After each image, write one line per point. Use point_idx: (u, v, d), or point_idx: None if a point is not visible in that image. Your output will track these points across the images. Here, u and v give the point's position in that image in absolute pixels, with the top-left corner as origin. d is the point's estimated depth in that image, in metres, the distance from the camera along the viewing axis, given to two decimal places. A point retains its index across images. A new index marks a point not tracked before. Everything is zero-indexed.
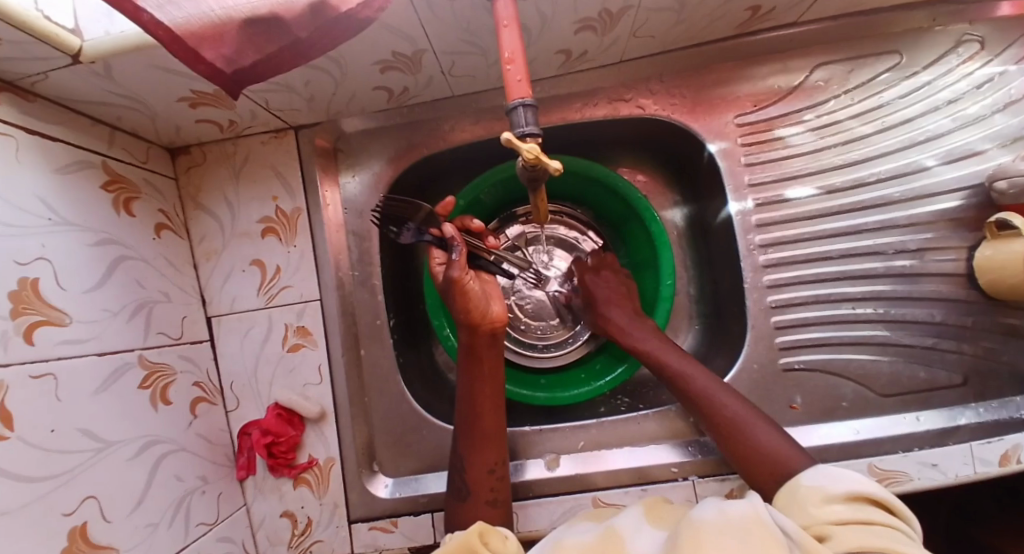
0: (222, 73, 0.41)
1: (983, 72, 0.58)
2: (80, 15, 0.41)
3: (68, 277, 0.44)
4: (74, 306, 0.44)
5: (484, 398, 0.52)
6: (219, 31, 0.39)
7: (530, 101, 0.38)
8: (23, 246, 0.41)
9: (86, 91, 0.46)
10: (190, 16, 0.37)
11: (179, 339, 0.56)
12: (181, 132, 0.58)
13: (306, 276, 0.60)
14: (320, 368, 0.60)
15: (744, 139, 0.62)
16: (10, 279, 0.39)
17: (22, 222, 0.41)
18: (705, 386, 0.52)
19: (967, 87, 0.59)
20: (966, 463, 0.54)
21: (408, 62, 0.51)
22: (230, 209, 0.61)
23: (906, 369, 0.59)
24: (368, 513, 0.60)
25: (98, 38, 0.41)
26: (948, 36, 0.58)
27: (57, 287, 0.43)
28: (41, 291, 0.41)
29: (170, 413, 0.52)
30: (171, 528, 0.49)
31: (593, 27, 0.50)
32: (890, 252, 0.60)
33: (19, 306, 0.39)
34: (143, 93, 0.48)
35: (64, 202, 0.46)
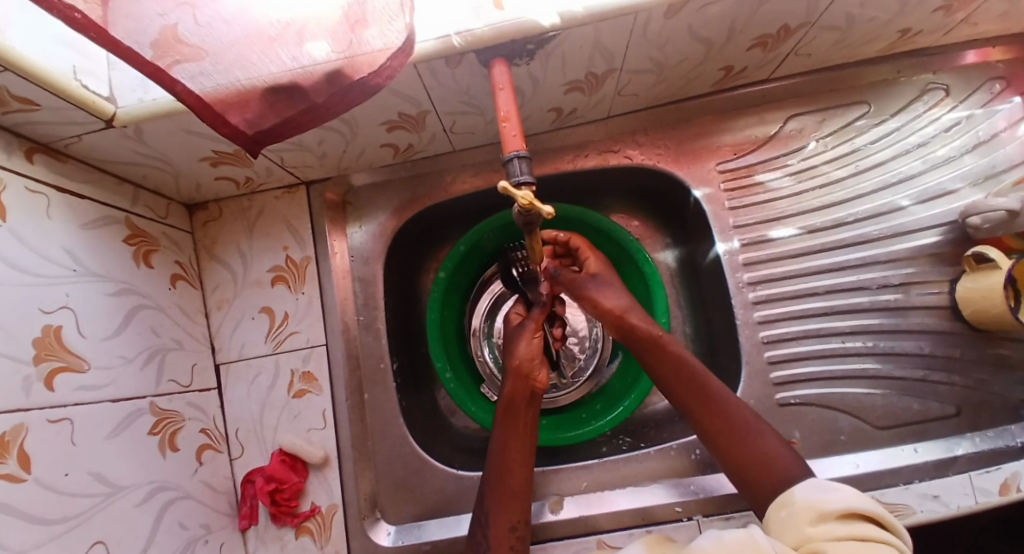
0: (244, 134, 0.45)
1: (950, 117, 0.63)
2: (116, 87, 0.45)
3: (88, 324, 0.47)
4: (92, 351, 0.46)
5: (518, 449, 0.52)
6: (244, 99, 0.43)
7: (524, 153, 0.41)
8: (50, 295, 0.43)
9: (118, 152, 0.50)
10: (218, 85, 0.42)
11: (189, 385, 0.57)
12: (201, 189, 0.62)
13: (313, 322, 0.63)
14: (324, 413, 0.61)
15: (727, 185, 0.66)
16: (35, 326, 0.41)
17: (50, 272, 0.44)
18: (707, 382, 0.51)
19: (934, 132, 0.64)
20: (966, 494, 0.54)
21: (413, 122, 0.56)
22: (243, 260, 0.64)
23: (901, 401, 0.60)
24: None
25: (131, 106, 0.45)
26: (913, 86, 0.64)
27: (78, 335, 0.45)
28: (63, 338, 0.44)
29: (176, 459, 0.52)
30: None
31: (580, 88, 0.55)
32: (874, 287, 0.62)
33: (42, 353, 0.41)
34: (169, 153, 0.52)
35: (89, 254, 0.49)
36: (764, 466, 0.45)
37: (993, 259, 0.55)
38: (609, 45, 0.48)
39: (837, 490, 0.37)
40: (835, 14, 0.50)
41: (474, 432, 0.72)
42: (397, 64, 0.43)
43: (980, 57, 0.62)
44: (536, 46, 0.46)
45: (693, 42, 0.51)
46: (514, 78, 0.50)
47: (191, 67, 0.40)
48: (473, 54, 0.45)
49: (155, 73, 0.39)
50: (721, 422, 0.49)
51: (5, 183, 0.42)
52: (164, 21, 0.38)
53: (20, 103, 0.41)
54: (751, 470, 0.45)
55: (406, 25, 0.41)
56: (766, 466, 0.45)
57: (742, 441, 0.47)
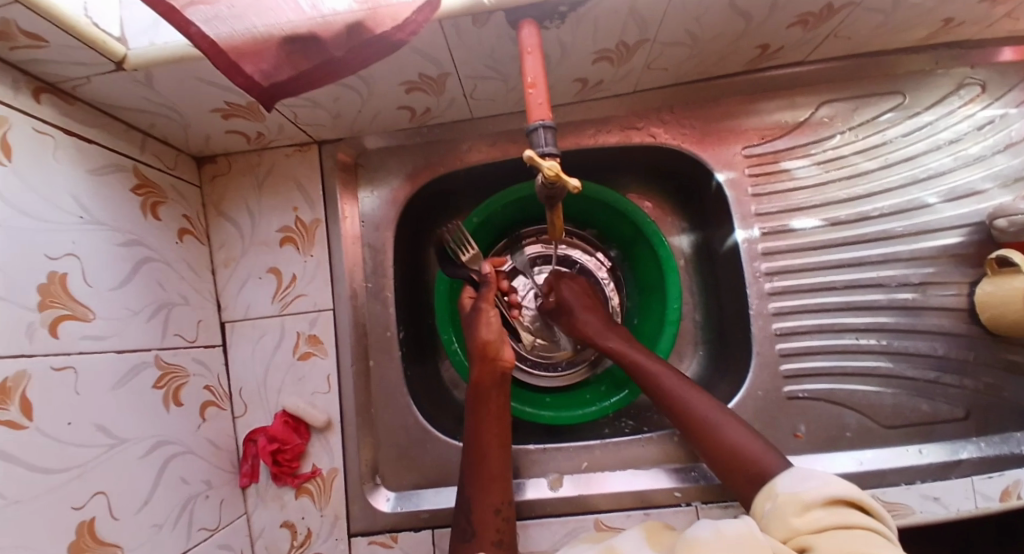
0: (258, 86, 0.43)
1: (984, 115, 0.61)
2: (127, 27, 0.43)
3: (94, 274, 0.46)
4: (97, 302, 0.45)
5: (490, 434, 0.52)
6: (259, 48, 0.41)
7: (549, 123, 0.40)
8: (55, 242, 0.42)
9: (125, 97, 0.48)
10: (233, 32, 0.40)
11: (194, 341, 0.57)
12: (210, 142, 0.60)
13: (320, 285, 0.62)
14: (328, 378, 0.61)
15: (751, 171, 0.64)
16: (40, 273, 0.40)
17: (56, 218, 0.43)
18: (668, 384, 0.53)
19: (968, 128, 0.61)
20: (967, 497, 0.55)
21: (432, 84, 0.54)
22: (251, 218, 0.63)
23: (910, 401, 0.59)
24: (368, 526, 0.60)
25: (142, 48, 0.43)
26: (947, 79, 0.61)
27: (84, 284, 0.44)
28: (68, 286, 0.43)
29: (180, 415, 0.52)
30: (174, 530, 0.49)
31: (609, 58, 0.53)
32: (893, 284, 0.61)
33: (46, 300, 0.41)
34: (180, 102, 0.50)
35: (95, 201, 0.47)
36: (737, 457, 0.46)
37: (1016, 263, 0.53)
38: (644, 12, 0.45)
39: (816, 478, 0.37)
40: None
41: None
42: (423, 18, 0.41)
43: (1015, 56, 0.60)
44: (569, 8, 0.43)
45: (733, 15, 0.48)
46: (541, 43, 0.48)
47: (206, 11, 0.39)
48: (502, 12, 0.43)
49: (168, 13, 0.37)
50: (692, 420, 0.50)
51: (11, 123, 0.41)
52: None
53: (28, 38, 0.39)
54: (732, 467, 0.46)
55: None
56: (741, 461, 0.45)
57: (713, 437, 0.48)
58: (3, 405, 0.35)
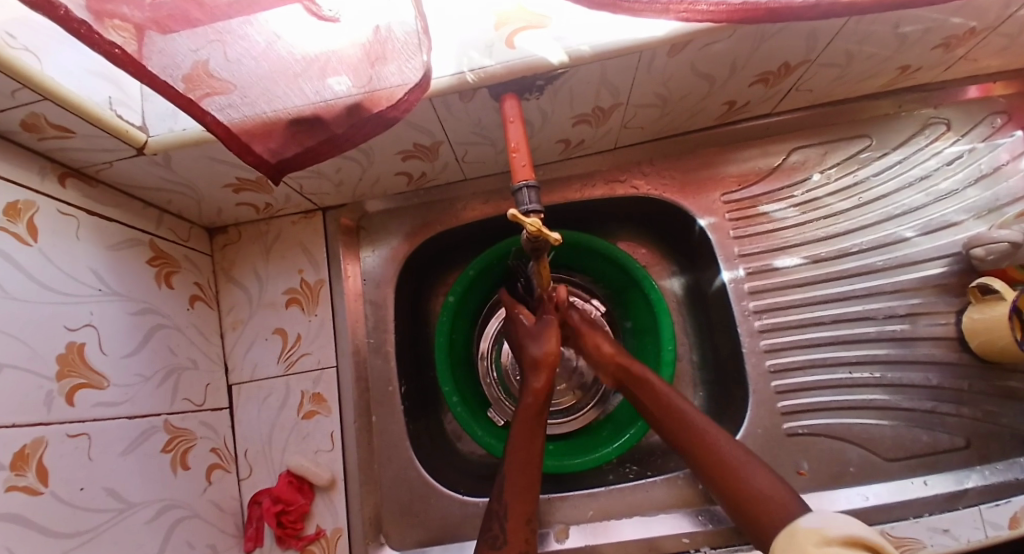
0: (267, 162, 0.48)
1: (952, 150, 0.64)
2: (148, 116, 0.48)
3: (110, 342, 0.48)
4: (112, 370, 0.48)
5: (523, 491, 0.51)
6: (268, 129, 0.46)
7: (533, 183, 0.43)
8: (75, 313, 0.45)
9: (144, 178, 0.53)
10: (245, 116, 0.45)
11: (201, 405, 0.59)
12: (222, 214, 0.65)
13: (324, 343, 0.64)
14: (332, 435, 0.62)
15: (732, 215, 0.67)
16: (60, 343, 0.43)
17: (74, 290, 0.46)
18: (698, 423, 0.51)
19: (937, 165, 0.65)
20: (977, 527, 0.53)
21: (426, 151, 0.58)
22: (258, 281, 0.66)
23: (910, 433, 0.59)
24: None
25: (162, 134, 0.48)
26: (914, 120, 0.65)
27: (100, 353, 0.47)
28: (86, 355, 0.45)
29: (187, 478, 0.53)
30: None
31: (588, 121, 0.58)
32: (880, 317, 0.62)
33: (65, 369, 0.43)
34: (195, 180, 0.55)
35: (113, 275, 0.51)
36: (764, 501, 0.44)
37: (998, 290, 0.55)
38: (614, 80, 0.50)
39: (842, 519, 0.36)
40: (834, 51, 0.52)
41: (480, 457, 0.71)
42: (413, 98, 0.45)
43: (982, 92, 0.64)
44: (545, 82, 0.48)
45: (696, 78, 0.53)
46: (523, 112, 0.53)
47: (221, 100, 0.43)
48: (486, 89, 0.47)
49: (188, 106, 0.41)
50: (712, 457, 0.49)
51: (38, 206, 0.45)
52: (196, 57, 0.40)
53: (56, 131, 0.43)
54: (750, 507, 0.44)
55: (423, 63, 0.44)
56: (765, 502, 0.43)
57: (732, 473, 0.47)
58: (21, 471, 0.37)
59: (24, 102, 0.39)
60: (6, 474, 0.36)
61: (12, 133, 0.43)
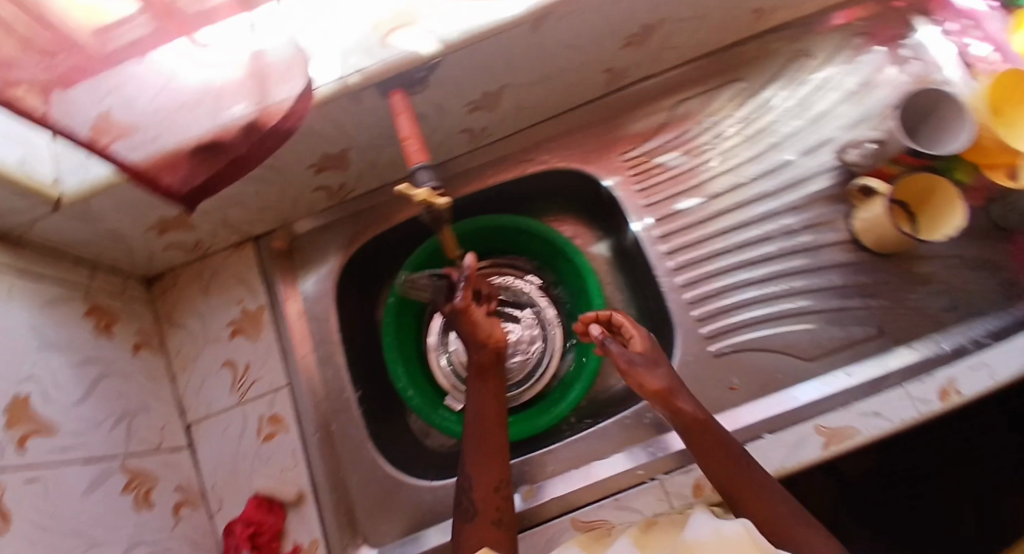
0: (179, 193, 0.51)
1: (818, 76, 0.71)
2: (63, 170, 0.50)
3: (56, 391, 0.49)
4: (62, 419, 0.48)
5: (493, 439, 0.54)
6: (173, 161, 0.49)
7: (427, 163, 0.47)
8: (15, 366, 0.46)
9: (72, 233, 0.55)
10: (147, 153, 0.47)
11: (161, 444, 0.59)
12: (154, 261, 0.66)
13: (271, 366, 0.65)
14: (294, 451, 0.63)
15: (633, 173, 0.72)
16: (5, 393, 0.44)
17: (14, 347, 0.46)
18: (723, 437, 0.48)
19: (807, 90, 0.71)
20: (904, 403, 0.57)
21: (338, 161, 0.62)
22: (201, 319, 0.68)
23: (825, 332, 0.64)
24: None
25: (76, 185, 0.50)
26: (782, 56, 0.72)
27: (46, 400, 0.47)
28: (32, 404, 0.46)
29: (153, 517, 0.53)
30: None
31: (481, 107, 0.62)
32: (778, 235, 0.68)
33: (14, 418, 0.43)
34: (122, 228, 0.57)
35: (52, 329, 0.52)
36: (776, 525, 0.42)
37: (875, 188, 0.61)
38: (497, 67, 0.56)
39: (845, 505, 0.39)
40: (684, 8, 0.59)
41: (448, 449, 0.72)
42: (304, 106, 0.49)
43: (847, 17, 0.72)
44: (426, 74, 0.52)
45: (566, 51, 0.58)
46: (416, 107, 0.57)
47: (125, 143, 0.45)
48: (373, 87, 0.51)
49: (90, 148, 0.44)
50: (735, 477, 0.46)
51: None
52: (100, 107, 0.42)
53: None
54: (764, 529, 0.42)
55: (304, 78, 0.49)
56: (786, 529, 0.41)
57: (758, 495, 0.44)
58: None
59: None
60: None
61: None
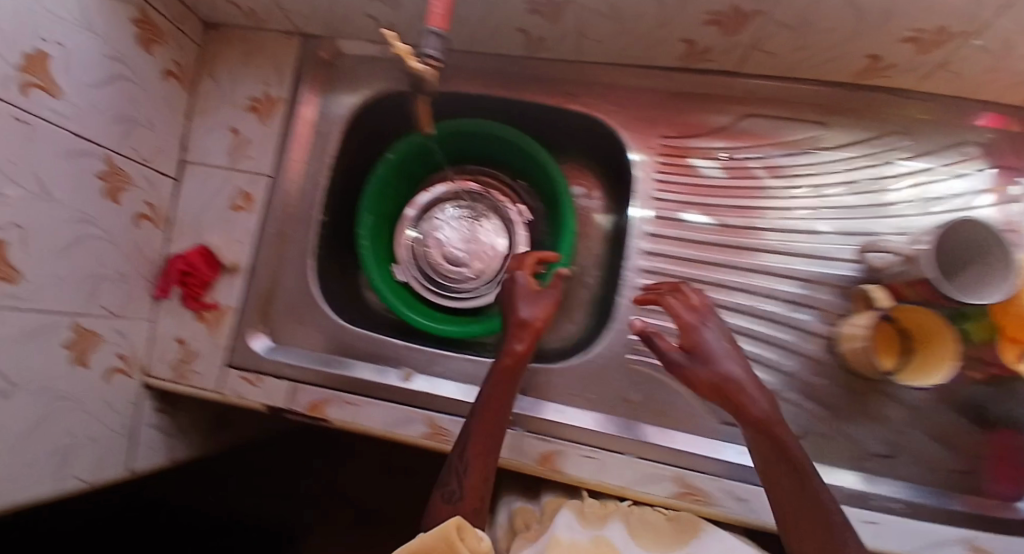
0: None
1: (914, 167, 0.64)
2: None
3: (79, 63, 0.55)
4: (45, 223, 0.53)
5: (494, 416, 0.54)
6: None
7: (438, 31, 0.47)
8: (52, 27, 0.51)
9: None
10: None
11: (148, 160, 0.66)
12: (220, 11, 0.69)
13: (267, 151, 0.71)
14: (247, 231, 0.70)
15: (662, 157, 0.67)
16: (29, 44, 0.49)
17: (61, 11, 0.52)
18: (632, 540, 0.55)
19: (891, 174, 0.64)
20: (776, 509, 0.57)
21: (553, 10, 0.58)
22: (229, 80, 0.72)
23: (745, 404, 0.63)
24: (243, 362, 0.69)
25: None
26: (877, 126, 0.64)
27: (68, 69, 0.54)
28: (50, 68, 0.51)
29: (113, 210, 0.62)
30: (75, 293, 0.58)
31: (721, 23, 0.55)
32: (761, 293, 0.65)
33: (40, 68, 0.50)
34: None
35: (100, 17, 0.57)
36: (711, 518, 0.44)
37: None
38: None
39: None
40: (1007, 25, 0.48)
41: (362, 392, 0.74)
42: None
43: (993, 121, 0.63)
44: None
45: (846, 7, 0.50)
46: (634, 26, 0.58)
47: None
48: None
49: None
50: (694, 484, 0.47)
51: None
52: None
53: None
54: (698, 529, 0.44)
55: None
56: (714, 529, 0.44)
57: (787, 505, 0.46)
58: None
59: None
60: (23, 71, 0.49)
61: None
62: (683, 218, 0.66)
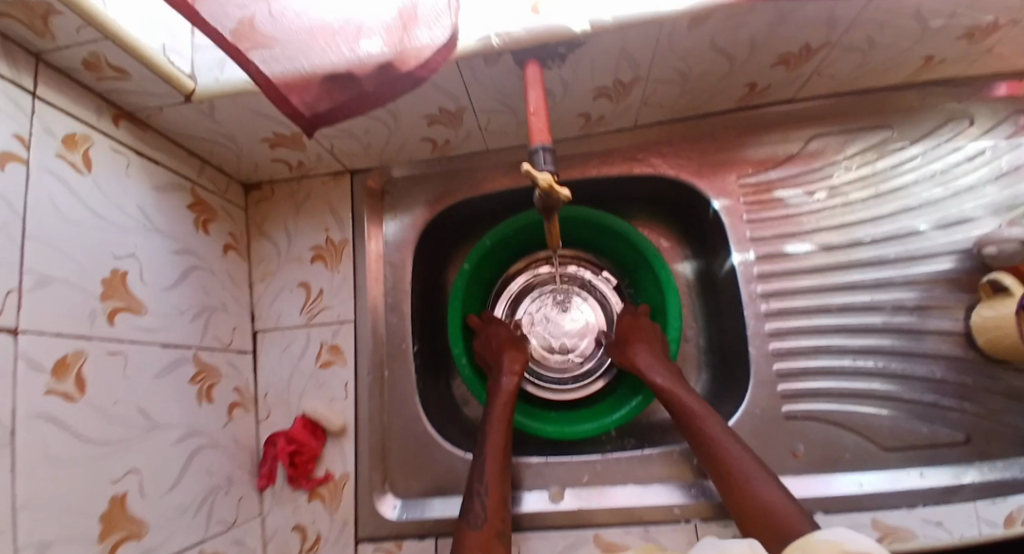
0: (301, 115, 0.49)
1: (974, 146, 0.63)
2: (196, 63, 0.49)
3: (151, 273, 0.50)
4: (153, 454, 0.48)
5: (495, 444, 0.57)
6: (306, 82, 0.47)
7: (548, 146, 0.44)
8: (122, 242, 0.48)
9: (189, 127, 0.54)
10: (285, 70, 0.46)
11: (228, 346, 0.61)
12: (258, 169, 0.66)
13: (345, 298, 0.66)
14: (346, 386, 0.64)
15: (746, 199, 0.67)
16: (105, 268, 0.45)
17: (121, 222, 0.48)
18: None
19: (961, 159, 0.64)
20: (971, 523, 0.56)
21: (620, 90, 0.57)
22: (287, 236, 0.68)
23: (910, 424, 0.61)
24: (376, 532, 0.61)
25: (209, 83, 0.48)
26: (939, 114, 0.64)
27: (142, 282, 0.49)
28: (127, 283, 0.47)
29: (211, 410, 0.57)
30: (193, 519, 0.52)
31: (788, 61, 0.55)
32: (889, 308, 0.63)
33: (110, 291, 0.45)
34: (234, 133, 0.56)
35: (158, 213, 0.53)
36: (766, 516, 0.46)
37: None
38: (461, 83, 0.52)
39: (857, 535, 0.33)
40: None
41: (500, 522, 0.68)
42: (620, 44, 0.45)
43: (1011, 89, 0.62)
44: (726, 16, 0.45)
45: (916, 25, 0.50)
46: (698, 84, 0.58)
47: (264, 53, 0.44)
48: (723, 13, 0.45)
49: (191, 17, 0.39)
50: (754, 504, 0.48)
51: (94, 141, 0.46)
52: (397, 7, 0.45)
53: (114, 71, 0.44)
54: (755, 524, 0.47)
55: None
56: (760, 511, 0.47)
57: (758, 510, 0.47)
58: (61, 378, 0.40)
59: (86, 40, 0.40)
60: (101, 306, 0.44)
61: (74, 70, 0.44)
62: (789, 251, 0.66)
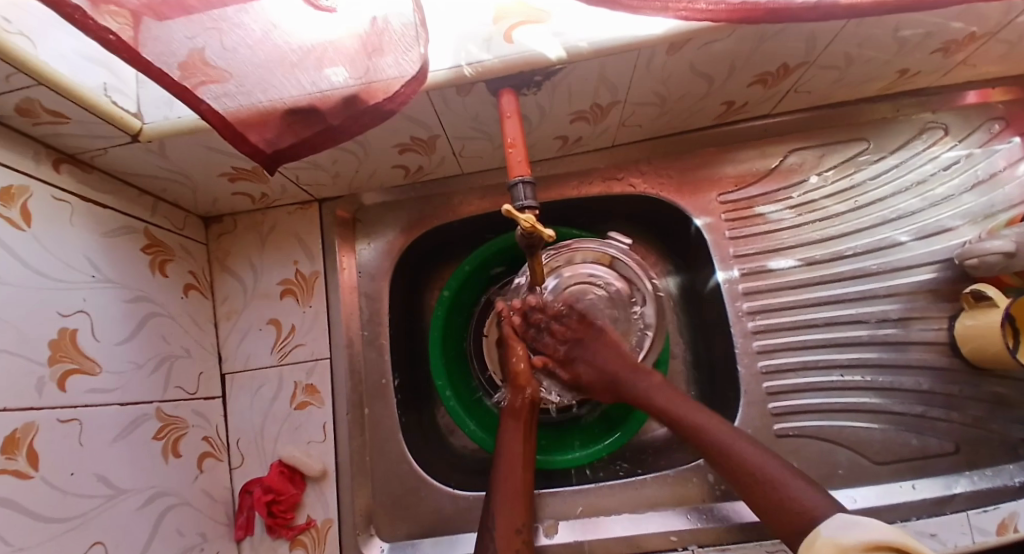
0: (262, 153, 0.45)
1: (950, 155, 0.64)
2: (143, 101, 0.45)
3: (103, 329, 0.47)
4: (117, 524, 0.45)
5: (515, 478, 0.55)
6: (264, 119, 0.43)
7: (529, 179, 0.42)
8: (69, 299, 0.44)
9: (140, 166, 0.50)
10: (241, 106, 0.42)
11: (194, 394, 0.58)
12: (217, 204, 0.63)
13: (318, 334, 0.63)
14: (324, 426, 0.61)
15: (727, 216, 0.67)
16: (52, 328, 0.42)
17: (68, 277, 0.44)
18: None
19: (935, 169, 0.64)
20: (965, 532, 0.54)
21: (598, 112, 0.55)
22: (253, 271, 0.65)
23: (899, 437, 0.61)
24: None
25: (157, 122, 0.45)
26: (912, 125, 0.65)
27: (93, 339, 0.46)
28: (77, 341, 0.44)
29: (178, 467, 0.53)
30: None
31: (766, 80, 0.54)
32: (873, 320, 0.63)
33: (56, 354, 0.42)
34: (190, 169, 0.52)
35: (107, 262, 0.49)
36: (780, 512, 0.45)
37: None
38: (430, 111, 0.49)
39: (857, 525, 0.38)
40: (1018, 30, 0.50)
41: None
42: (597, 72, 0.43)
43: (981, 97, 0.63)
44: (705, 42, 0.44)
45: (890, 43, 0.50)
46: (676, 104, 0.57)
47: (215, 88, 0.40)
48: (701, 38, 0.43)
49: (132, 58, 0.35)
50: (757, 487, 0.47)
51: (33, 191, 0.43)
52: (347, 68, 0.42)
53: (51, 116, 0.40)
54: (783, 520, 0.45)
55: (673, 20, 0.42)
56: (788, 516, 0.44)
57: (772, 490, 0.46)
58: (11, 455, 0.37)
59: (17, 86, 0.36)
60: (49, 370, 0.41)
61: (6, 118, 0.40)
62: (772, 267, 0.66)
